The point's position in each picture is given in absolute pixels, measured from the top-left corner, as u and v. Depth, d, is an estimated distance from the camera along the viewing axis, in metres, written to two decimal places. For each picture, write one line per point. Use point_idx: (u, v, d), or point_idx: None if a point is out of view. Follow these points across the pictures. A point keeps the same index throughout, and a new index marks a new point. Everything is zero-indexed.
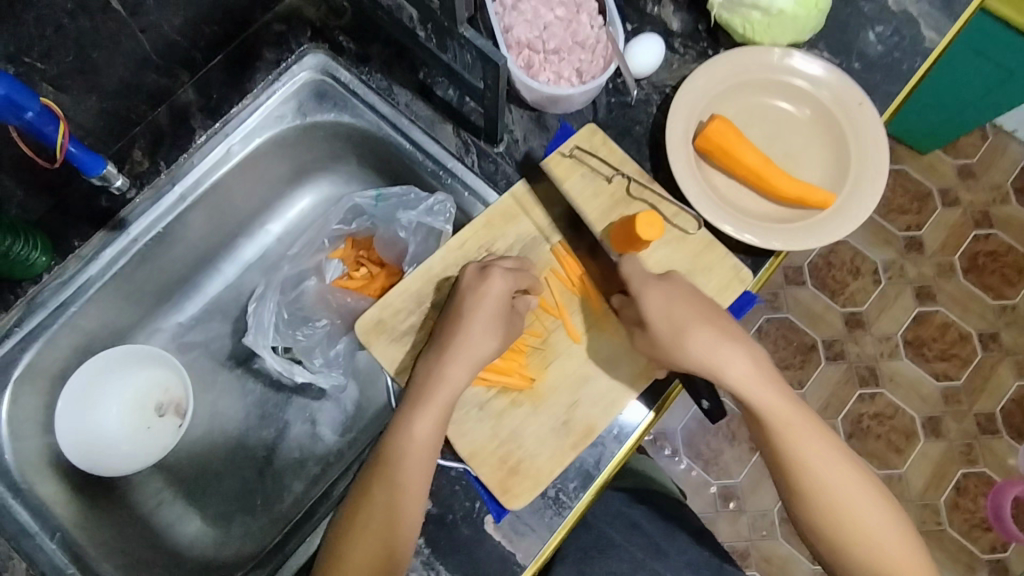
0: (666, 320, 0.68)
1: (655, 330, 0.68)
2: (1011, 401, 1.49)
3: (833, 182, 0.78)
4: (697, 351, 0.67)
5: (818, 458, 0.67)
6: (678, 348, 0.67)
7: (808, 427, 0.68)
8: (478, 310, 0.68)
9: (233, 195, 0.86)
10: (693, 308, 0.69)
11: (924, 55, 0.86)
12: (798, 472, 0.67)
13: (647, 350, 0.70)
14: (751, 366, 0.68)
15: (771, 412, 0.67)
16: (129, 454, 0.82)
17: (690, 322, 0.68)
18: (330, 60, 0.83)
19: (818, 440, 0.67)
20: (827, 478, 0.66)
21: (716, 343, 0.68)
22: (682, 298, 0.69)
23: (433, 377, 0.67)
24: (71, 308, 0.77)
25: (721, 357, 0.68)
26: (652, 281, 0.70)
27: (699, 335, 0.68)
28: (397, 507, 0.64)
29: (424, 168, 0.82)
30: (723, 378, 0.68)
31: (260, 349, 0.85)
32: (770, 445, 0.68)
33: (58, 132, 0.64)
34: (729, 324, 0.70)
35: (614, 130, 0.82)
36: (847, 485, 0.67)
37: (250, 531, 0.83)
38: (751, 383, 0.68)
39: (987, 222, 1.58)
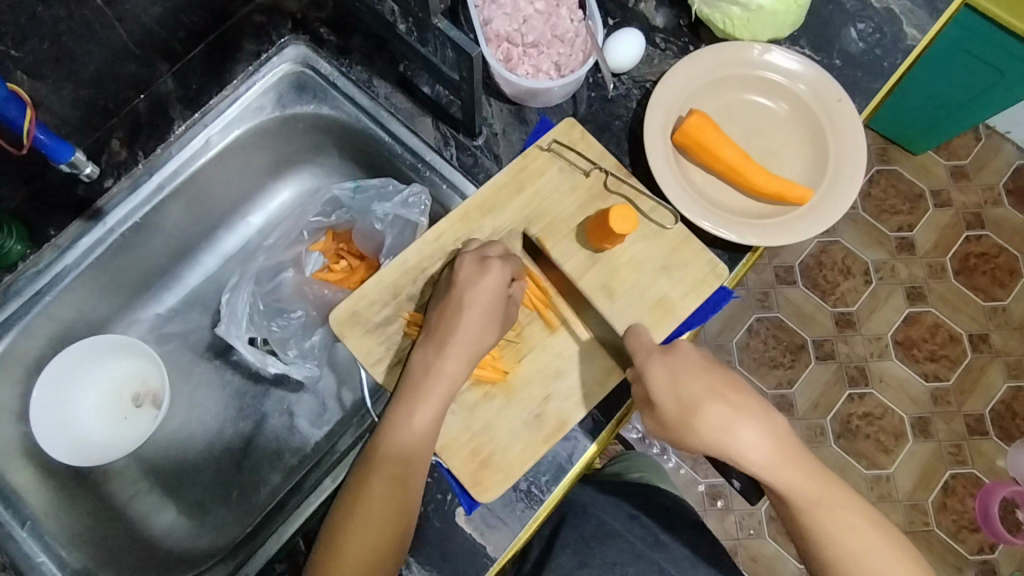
0: (674, 401, 0.66)
1: (665, 412, 0.67)
2: (1000, 403, 1.49)
3: (810, 179, 0.78)
4: (711, 432, 0.65)
5: (853, 535, 0.63)
6: (691, 430, 0.66)
7: (837, 501, 0.64)
8: (477, 304, 0.68)
9: (212, 185, 0.86)
10: (703, 383, 0.67)
11: (906, 53, 0.86)
12: (834, 555, 0.62)
13: (662, 432, 0.69)
14: (771, 443, 0.65)
15: (797, 491, 0.64)
16: (107, 445, 0.82)
17: (701, 399, 0.66)
18: (310, 52, 0.83)
19: (850, 515, 0.64)
20: (866, 558, 0.62)
21: (730, 421, 0.65)
22: (688, 372, 0.67)
23: (429, 369, 0.67)
24: (47, 296, 0.77)
25: (736, 437, 0.65)
26: (653, 353, 0.67)
27: (711, 413, 0.66)
28: (395, 499, 0.64)
29: (403, 161, 0.82)
30: (742, 460, 0.65)
31: (232, 339, 0.86)
32: (801, 528, 0.64)
33: (25, 118, 0.62)
34: (743, 397, 0.67)
35: (594, 125, 0.82)
36: (889, 564, 0.62)
37: (226, 522, 0.83)
38: (772, 462, 0.64)
39: (979, 223, 1.58)
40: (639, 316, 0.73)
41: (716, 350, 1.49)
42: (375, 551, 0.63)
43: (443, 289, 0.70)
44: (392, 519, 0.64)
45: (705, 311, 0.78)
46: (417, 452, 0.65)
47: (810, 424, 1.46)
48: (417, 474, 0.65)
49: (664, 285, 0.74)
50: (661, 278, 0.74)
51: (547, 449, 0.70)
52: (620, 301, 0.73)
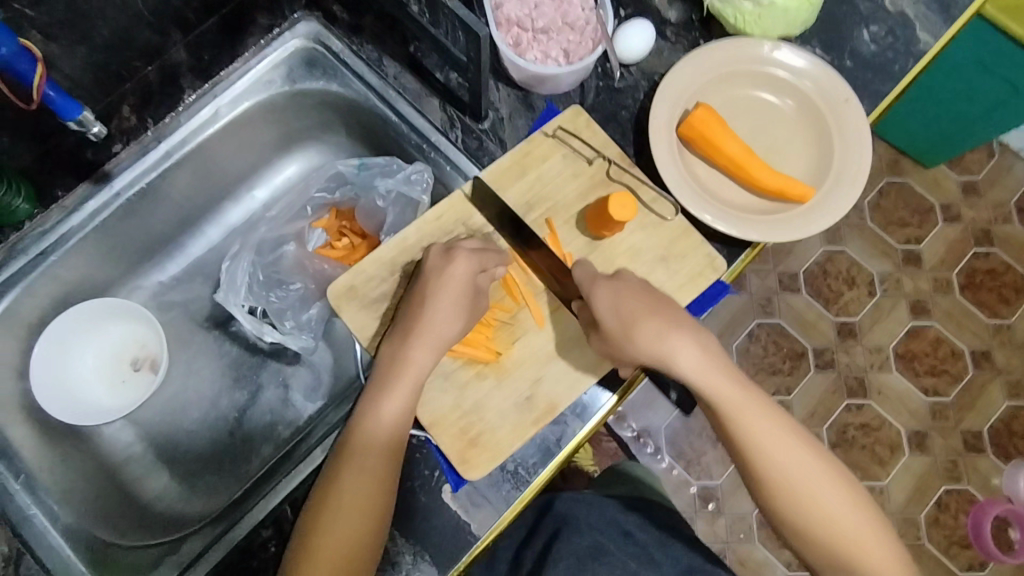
0: (615, 317, 0.67)
1: (605, 327, 0.67)
2: (999, 421, 1.48)
3: (813, 177, 0.78)
4: (648, 344, 0.66)
5: (775, 443, 0.65)
6: (629, 342, 0.66)
7: (760, 407, 0.66)
8: (445, 291, 0.68)
9: (219, 156, 0.87)
10: (643, 300, 0.68)
11: (917, 57, 0.86)
12: (756, 460, 0.65)
13: (598, 346, 0.69)
14: (701, 356, 0.66)
15: (725, 401, 0.66)
16: (105, 406, 0.84)
17: (639, 314, 0.67)
18: (322, 29, 0.84)
19: (773, 424, 0.66)
20: (785, 462, 0.65)
21: (665, 333, 0.66)
22: (630, 293, 0.68)
23: (396, 358, 0.67)
24: (52, 257, 0.78)
25: (670, 347, 0.66)
26: (597, 282, 0.69)
27: (648, 327, 0.66)
28: (375, 486, 0.65)
29: (409, 140, 0.83)
30: (674, 367, 0.67)
31: (230, 307, 0.87)
32: (727, 436, 0.67)
33: (36, 73, 0.63)
34: (678, 313, 0.68)
35: (600, 115, 0.83)
36: (806, 469, 0.65)
37: (216, 489, 0.84)
38: (701, 371, 0.66)
39: (987, 240, 1.57)
40: None
41: None
42: (366, 521, 0.64)
43: (412, 283, 0.71)
44: (375, 499, 0.64)
45: (699, 305, 0.78)
46: (393, 441, 0.66)
47: (806, 431, 1.46)
48: (394, 463, 0.66)
49: (660, 276, 0.74)
50: (658, 269, 0.75)
51: (536, 431, 0.70)
52: None
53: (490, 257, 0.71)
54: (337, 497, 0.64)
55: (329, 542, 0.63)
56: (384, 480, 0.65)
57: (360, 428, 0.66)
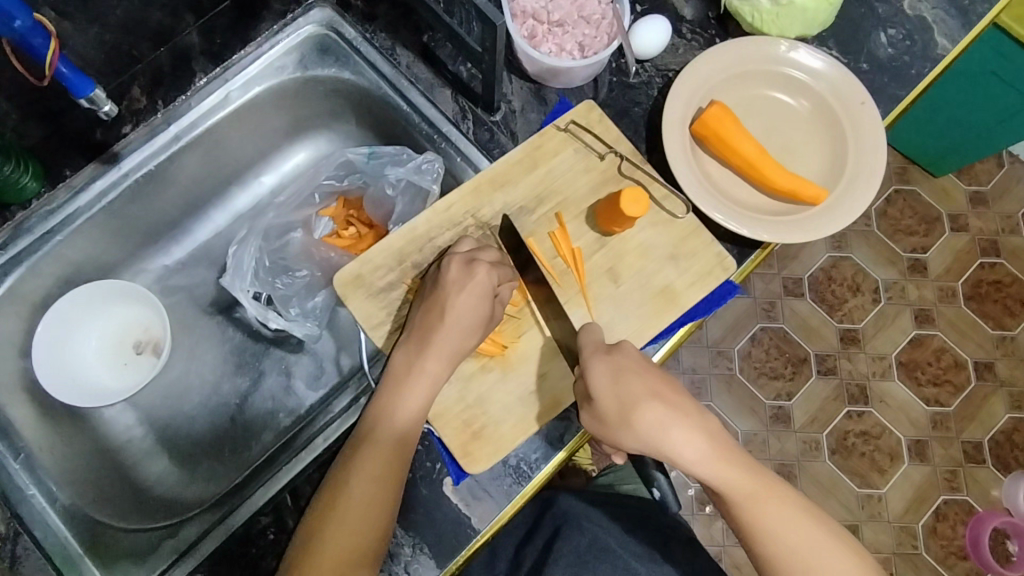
0: (612, 397, 0.63)
1: (602, 409, 0.64)
2: (1000, 433, 1.47)
3: (826, 179, 0.78)
4: (645, 431, 0.62)
5: (795, 533, 0.59)
6: (625, 430, 0.62)
7: (774, 495, 0.61)
8: (463, 306, 0.68)
9: (229, 141, 0.87)
10: (642, 381, 0.63)
11: (934, 62, 0.85)
12: (775, 555, 0.59)
13: (597, 432, 0.65)
14: (705, 441, 0.61)
15: (732, 488, 0.61)
16: (106, 388, 0.84)
17: (638, 398, 0.63)
18: (336, 16, 0.83)
19: (790, 512, 0.60)
20: (808, 555, 0.59)
21: (664, 420, 0.62)
22: (630, 368, 0.64)
23: (409, 367, 0.67)
24: (57, 236, 0.77)
25: (670, 438, 0.61)
26: (596, 351, 0.66)
27: (648, 413, 0.62)
28: (378, 481, 0.64)
29: (420, 130, 0.82)
30: (677, 460, 0.62)
31: (236, 292, 0.86)
32: (741, 528, 0.61)
33: (48, 48, 0.62)
34: (679, 396, 0.64)
35: (613, 110, 0.82)
36: (832, 560, 0.59)
37: (215, 476, 0.84)
38: (708, 461, 0.61)
39: (994, 251, 1.56)
40: (642, 302, 0.73)
41: (717, 355, 1.48)
42: (367, 516, 0.63)
43: (428, 287, 0.70)
44: (377, 493, 0.63)
45: (709, 304, 0.77)
46: (402, 438, 0.66)
47: (806, 437, 1.46)
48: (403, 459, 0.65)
49: (669, 274, 0.74)
50: (667, 267, 0.74)
51: (540, 426, 0.70)
52: (625, 286, 0.73)
53: (507, 275, 0.71)
54: (342, 490, 0.64)
55: (333, 537, 0.62)
56: (390, 475, 0.64)
57: (377, 425, 0.67)
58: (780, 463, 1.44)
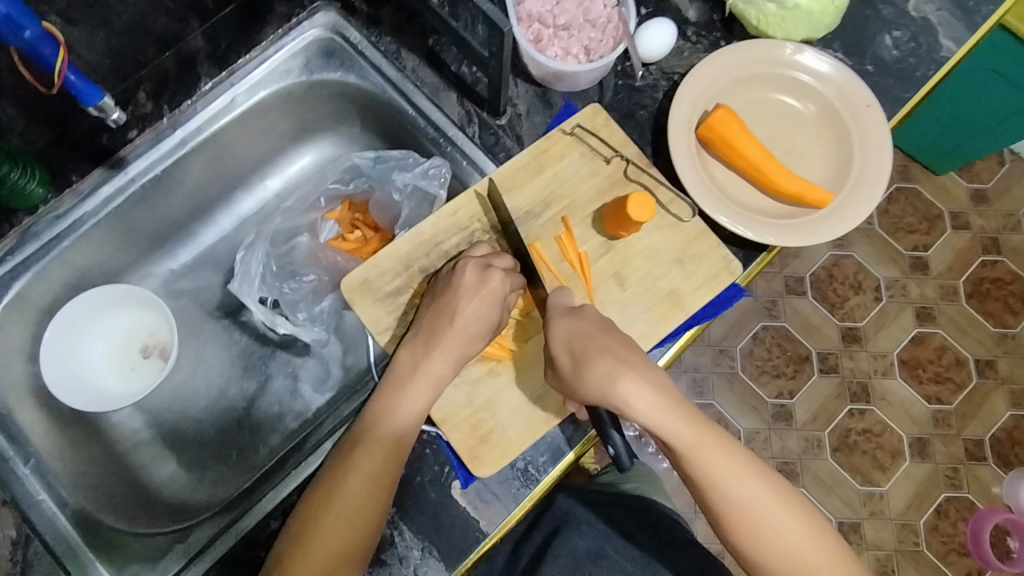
0: (567, 351, 0.64)
1: (557, 364, 0.65)
2: (1001, 430, 1.48)
3: (831, 183, 0.78)
4: (597, 382, 0.62)
5: (733, 482, 0.60)
6: (578, 381, 0.63)
7: (718, 447, 0.61)
8: (474, 308, 0.67)
9: (234, 145, 0.87)
10: (597, 338, 0.64)
11: (938, 64, 0.85)
12: (714, 501, 0.61)
13: (558, 387, 0.67)
14: (653, 393, 0.61)
15: (678, 439, 0.61)
16: (112, 392, 0.84)
17: (591, 351, 0.63)
18: (341, 20, 0.83)
19: (732, 463, 0.61)
20: (743, 502, 0.60)
21: (614, 372, 0.62)
22: (587, 329, 0.65)
23: (415, 366, 0.67)
24: (64, 242, 0.77)
25: (619, 389, 0.61)
26: (561, 314, 0.67)
27: (598, 366, 0.62)
28: (373, 482, 0.64)
29: (425, 134, 0.82)
30: (626, 410, 0.62)
31: (244, 297, 0.87)
32: (683, 474, 0.62)
33: (58, 56, 0.62)
34: (630, 350, 0.64)
35: (618, 113, 0.82)
36: (766, 510, 0.60)
37: (222, 479, 0.84)
38: (655, 413, 0.61)
39: (995, 249, 1.57)
40: (648, 306, 0.73)
41: (719, 354, 1.48)
42: (369, 516, 0.64)
43: (439, 287, 0.70)
44: (374, 494, 0.64)
45: (715, 307, 0.78)
46: (397, 440, 0.66)
47: (808, 435, 1.46)
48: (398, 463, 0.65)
49: (676, 277, 0.74)
50: (674, 271, 0.74)
51: (547, 429, 0.70)
52: (631, 290, 0.74)
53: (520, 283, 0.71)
54: (336, 490, 0.64)
55: (325, 534, 0.63)
56: (386, 477, 0.64)
57: (369, 428, 0.66)
58: (781, 461, 1.44)
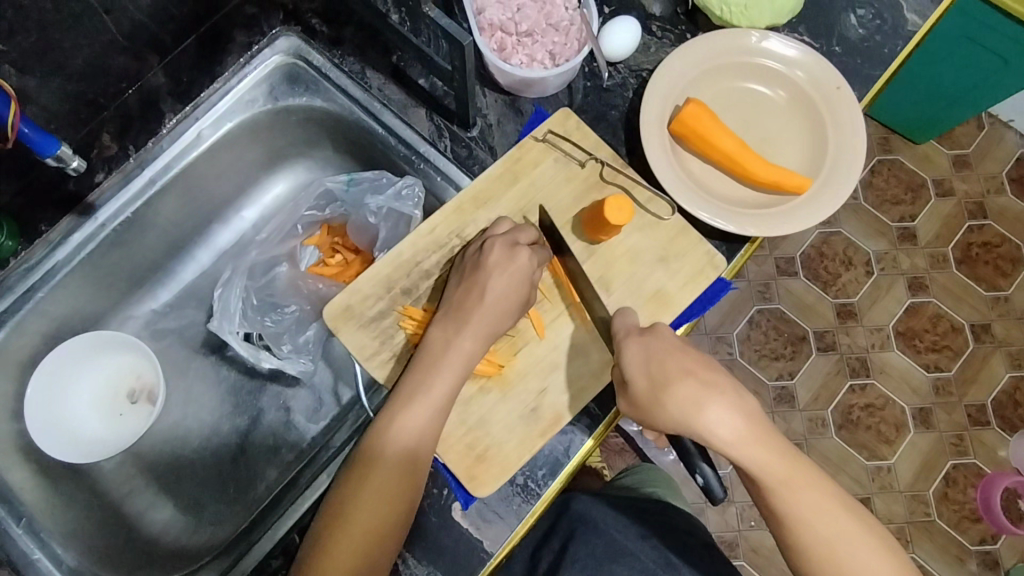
0: (644, 375, 0.63)
1: (633, 389, 0.64)
2: (1002, 393, 1.48)
3: (808, 168, 0.77)
4: (677, 409, 0.62)
5: (823, 520, 0.59)
6: (659, 409, 0.62)
7: (806, 483, 0.60)
8: (503, 286, 0.68)
9: (205, 179, 0.86)
10: (677, 360, 0.64)
11: (906, 39, 0.85)
12: (805, 541, 0.58)
13: (633, 413, 0.65)
14: (741, 421, 0.61)
15: (768, 472, 0.59)
16: (102, 442, 0.81)
17: (673, 375, 0.63)
18: (302, 44, 0.82)
19: (824, 500, 0.59)
20: (835, 542, 0.58)
21: (698, 397, 0.62)
22: (664, 351, 0.64)
23: (446, 344, 0.67)
24: (38, 293, 0.76)
25: (705, 416, 0.61)
26: (630, 335, 0.66)
27: (680, 390, 0.62)
28: (370, 517, 0.63)
29: (397, 153, 0.81)
30: (711, 439, 0.61)
31: (224, 335, 0.85)
32: (770, 511, 0.60)
33: (11, 111, 0.61)
34: (715, 375, 0.63)
35: (589, 115, 0.81)
36: (860, 551, 0.58)
37: (222, 518, 0.83)
38: (742, 443, 0.60)
39: (981, 212, 1.57)
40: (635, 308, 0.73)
41: (717, 341, 1.48)
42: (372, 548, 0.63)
43: (468, 265, 0.70)
44: (384, 513, 0.63)
45: (702, 303, 0.77)
46: (413, 451, 0.64)
47: (811, 415, 1.46)
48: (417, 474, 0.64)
49: (661, 277, 0.73)
50: (658, 270, 0.74)
51: (543, 443, 0.69)
52: (616, 294, 0.73)
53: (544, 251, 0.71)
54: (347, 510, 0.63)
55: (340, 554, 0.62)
56: (397, 495, 0.63)
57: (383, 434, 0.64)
58: None
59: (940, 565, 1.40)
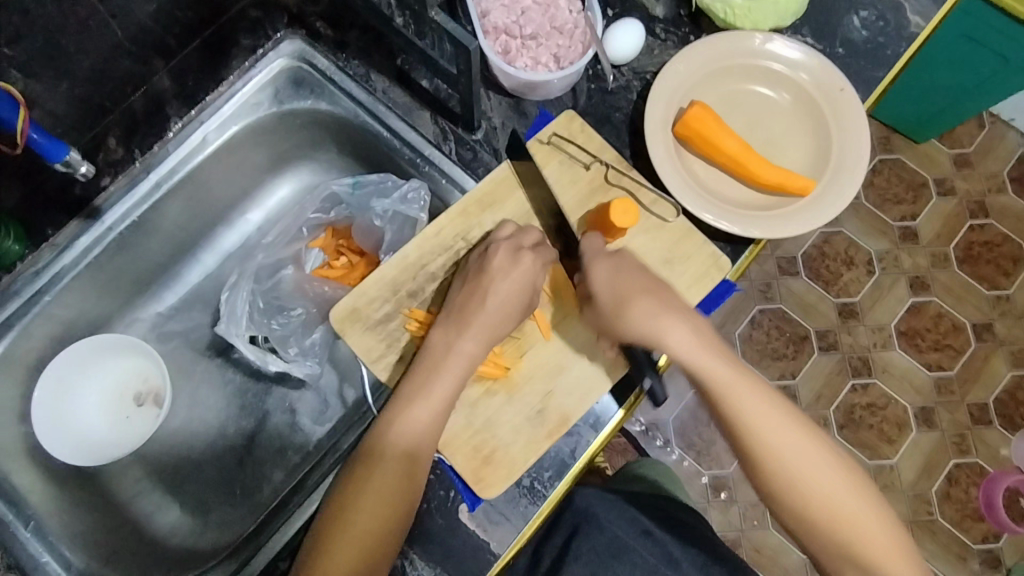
0: (609, 291, 0.67)
1: (600, 302, 0.67)
2: (1004, 392, 1.48)
3: (811, 170, 0.78)
4: (639, 325, 0.65)
5: (773, 426, 0.62)
6: (621, 321, 0.66)
7: (756, 392, 0.64)
8: (506, 289, 0.69)
9: (211, 183, 0.86)
10: (640, 279, 0.68)
11: (909, 40, 0.85)
12: (756, 449, 0.62)
13: (597, 328, 0.69)
14: (695, 336, 0.65)
15: (723, 386, 0.63)
16: (109, 444, 0.82)
17: (635, 292, 0.66)
18: (307, 47, 0.82)
19: (776, 414, 0.63)
20: (785, 451, 0.62)
21: (658, 315, 0.65)
22: (631, 269, 0.68)
23: (449, 346, 0.67)
24: (46, 296, 0.76)
25: (664, 330, 0.65)
26: (600, 255, 0.69)
27: (640, 307, 0.66)
28: (372, 518, 0.63)
29: (402, 156, 0.82)
30: (670, 353, 0.65)
31: (232, 338, 0.86)
32: (725, 422, 0.64)
33: (19, 117, 0.62)
34: (674, 296, 0.67)
35: (593, 118, 0.81)
36: (804, 451, 0.62)
37: (228, 520, 0.83)
38: (696, 353, 0.64)
39: (982, 212, 1.57)
40: None
41: None
42: (374, 549, 0.62)
43: (472, 270, 0.71)
44: (383, 515, 0.63)
45: (708, 305, 0.77)
46: (412, 453, 0.64)
47: (814, 414, 1.46)
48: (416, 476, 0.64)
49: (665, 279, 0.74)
50: (663, 272, 0.74)
51: (550, 445, 0.69)
52: None
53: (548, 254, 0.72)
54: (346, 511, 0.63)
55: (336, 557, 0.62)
56: (399, 496, 0.63)
57: (382, 437, 0.65)
58: None
59: (942, 564, 1.40)
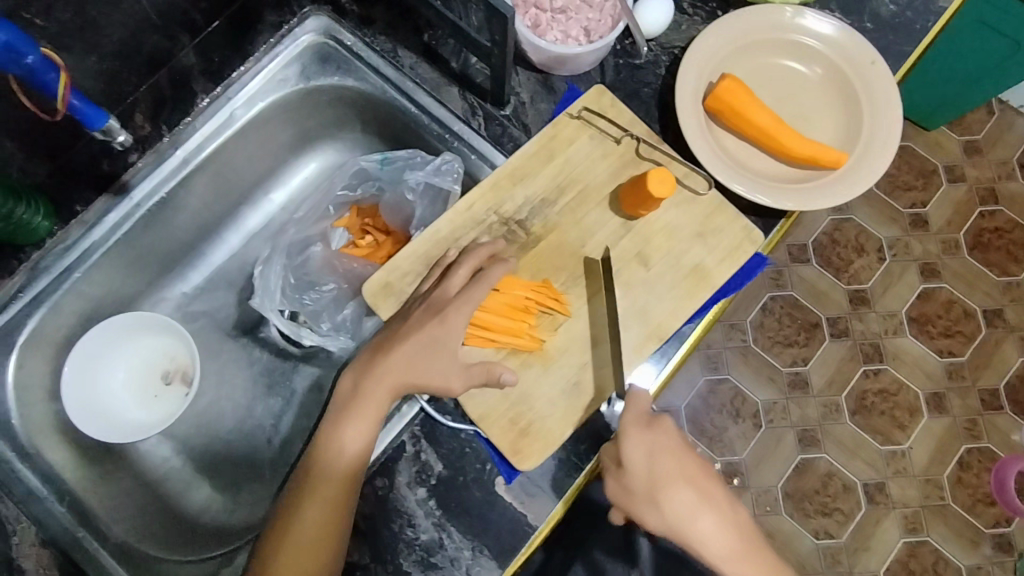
0: (646, 474, 0.61)
1: (631, 479, 0.61)
2: (1015, 377, 1.48)
3: (844, 144, 0.77)
4: (674, 514, 0.60)
5: None
6: (654, 511, 0.60)
7: None
8: (425, 327, 0.65)
9: (236, 161, 0.85)
10: (676, 461, 0.62)
11: (937, 16, 0.84)
12: None
13: (619, 500, 0.63)
14: (729, 535, 0.61)
15: None
16: (140, 422, 0.82)
17: (671, 480, 0.61)
18: (333, 23, 0.82)
19: None
20: None
21: (694, 510, 0.61)
22: (668, 451, 0.61)
23: (356, 391, 0.66)
24: (76, 273, 0.76)
25: (698, 528, 0.60)
26: (635, 423, 0.62)
27: (678, 499, 0.61)
28: (308, 549, 0.62)
29: (430, 132, 0.81)
30: (701, 551, 0.61)
31: (267, 312, 0.85)
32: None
33: (59, 82, 0.62)
34: (710, 485, 0.63)
35: (623, 92, 0.81)
36: None
37: (258, 498, 0.83)
38: (731, 559, 0.60)
39: (993, 198, 1.57)
40: (675, 283, 0.73)
41: (730, 328, 1.48)
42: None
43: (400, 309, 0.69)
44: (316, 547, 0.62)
45: (738, 280, 0.77)
46: (347, 473, 0.64)
47: (826, 400, 1.46)
48: (348, 498, 0.64)
49: (699, 252, 0.73)
50: (696, 245, 0.74)
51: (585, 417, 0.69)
52: (655, 269, 0.73)
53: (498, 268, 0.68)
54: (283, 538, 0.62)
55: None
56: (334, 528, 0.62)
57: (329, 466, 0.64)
58: (802, 429, 1.44)
59: (956, 549, 1.40)
